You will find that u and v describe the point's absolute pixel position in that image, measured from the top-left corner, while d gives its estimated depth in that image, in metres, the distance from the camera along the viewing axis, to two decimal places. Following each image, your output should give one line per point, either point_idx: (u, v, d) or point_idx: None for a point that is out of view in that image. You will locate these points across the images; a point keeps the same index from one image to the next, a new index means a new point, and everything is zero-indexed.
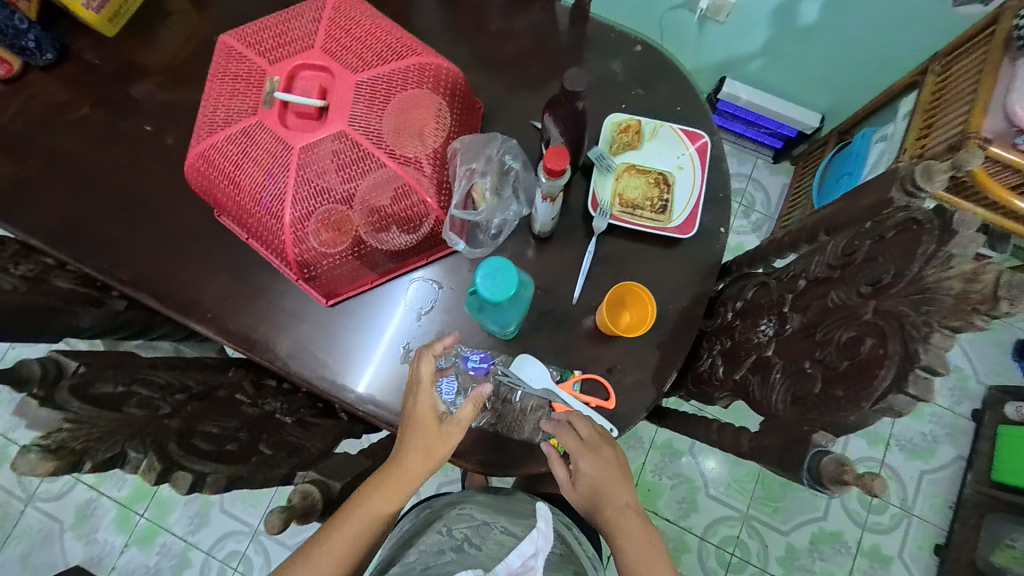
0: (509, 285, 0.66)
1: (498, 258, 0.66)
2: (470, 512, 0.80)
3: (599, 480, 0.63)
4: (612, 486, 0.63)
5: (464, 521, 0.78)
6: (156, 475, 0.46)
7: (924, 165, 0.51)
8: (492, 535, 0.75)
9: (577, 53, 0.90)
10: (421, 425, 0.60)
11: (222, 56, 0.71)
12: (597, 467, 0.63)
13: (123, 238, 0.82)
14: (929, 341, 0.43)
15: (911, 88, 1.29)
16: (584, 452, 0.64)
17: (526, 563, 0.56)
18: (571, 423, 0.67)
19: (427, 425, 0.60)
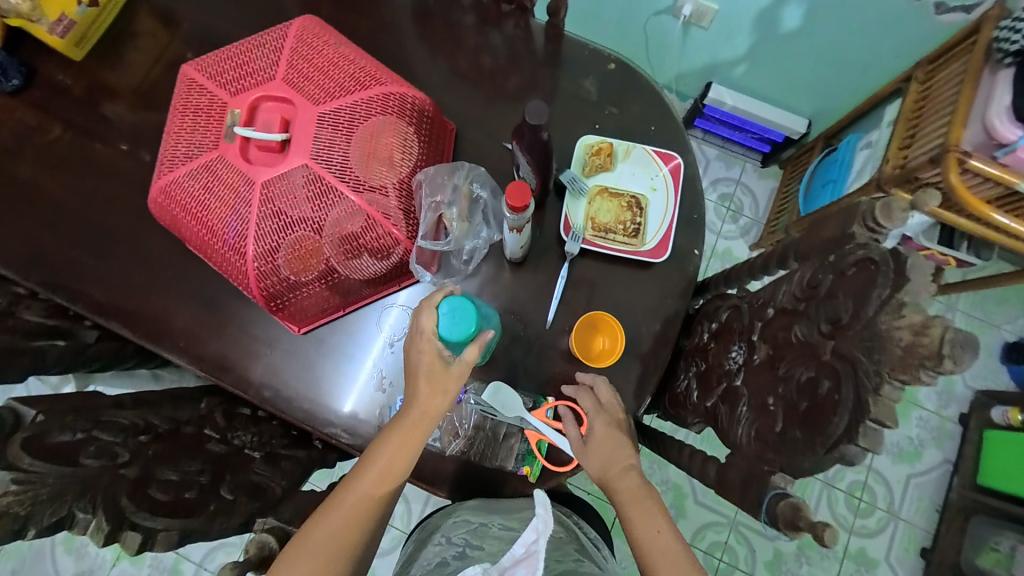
0: (468, 323, 0.62)
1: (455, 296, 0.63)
2: (464, 516, 0.74)
3: (604, 443, 0.68)
4: (615, 447, 0.68)
5: (461, 527, 0.72)
6: (104, 537, 0.45)
7: (883, 202, 0.51)
8: (490, 532, 0.70)
9: (550, 71, 0.89)
10: (428, 372, 0.61)
11: (185, 89, 0.72)
12: (607, 428, 0.69)
13: (93, 267, 0.82)
14: (879, 392, 0.43)
15: (896, 94, 1.28)
16: (595, 414, 0.71)
17: (526, 548, 0.48)
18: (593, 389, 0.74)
19: (428, 380, 0.61)
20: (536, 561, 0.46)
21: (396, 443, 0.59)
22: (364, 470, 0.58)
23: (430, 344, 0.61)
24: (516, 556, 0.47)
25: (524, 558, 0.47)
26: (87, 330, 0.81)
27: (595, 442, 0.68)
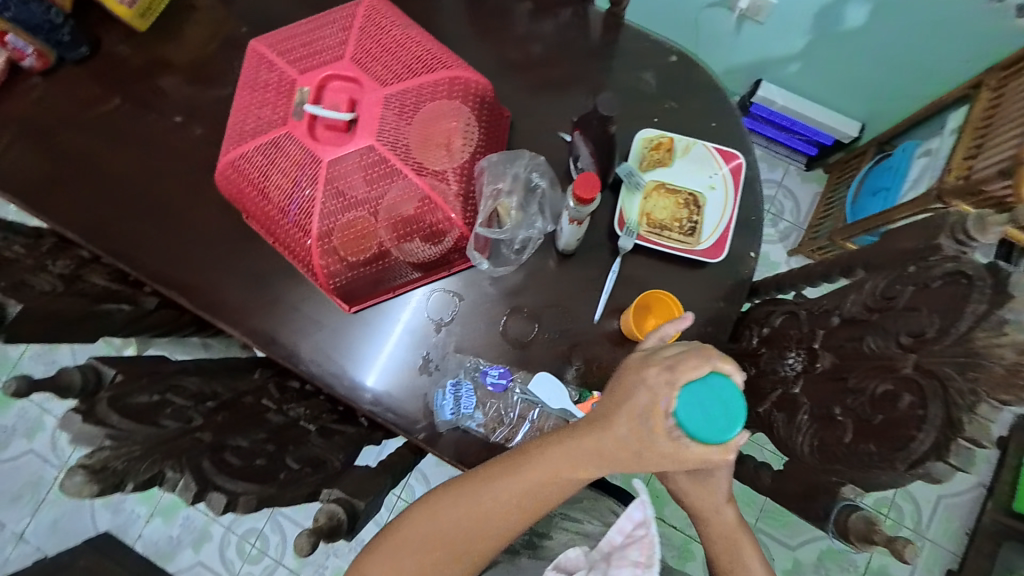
0: (703, 417, 0.46)
1: (719, 380, 0.47)
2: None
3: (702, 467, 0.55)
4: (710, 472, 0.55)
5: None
6: (193, 495, 0.49)
7: (977, 215, 0.49)
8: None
9: (609, 62, 0.87)
10: (628, 416, 0.49)
11: (253, 65, 0.72)
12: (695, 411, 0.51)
13: (151, 236, 0.84)
14: (975, 411, 0.43)
15: (962, 101, 1.23)
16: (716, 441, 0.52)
17: (632, 532, 0.50)
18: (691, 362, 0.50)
19: (620, 431, 0.49)
20: (649, 544, 0.48)
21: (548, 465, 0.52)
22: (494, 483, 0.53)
23: (659, 399, 0.47)
24: (624, 543, 0.50)
25: (633, 542, 0.49)
26: (146, 296, 0.84)
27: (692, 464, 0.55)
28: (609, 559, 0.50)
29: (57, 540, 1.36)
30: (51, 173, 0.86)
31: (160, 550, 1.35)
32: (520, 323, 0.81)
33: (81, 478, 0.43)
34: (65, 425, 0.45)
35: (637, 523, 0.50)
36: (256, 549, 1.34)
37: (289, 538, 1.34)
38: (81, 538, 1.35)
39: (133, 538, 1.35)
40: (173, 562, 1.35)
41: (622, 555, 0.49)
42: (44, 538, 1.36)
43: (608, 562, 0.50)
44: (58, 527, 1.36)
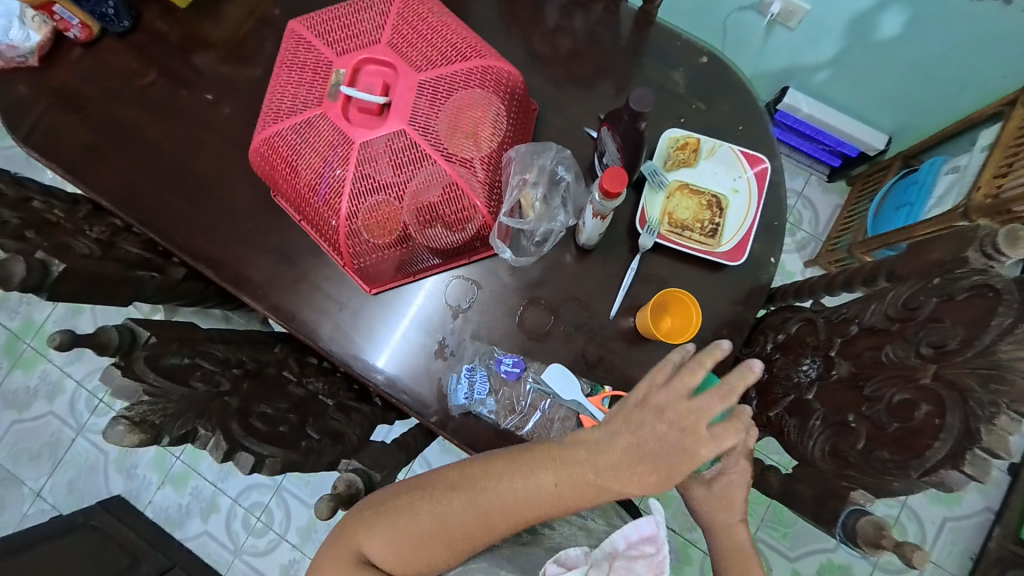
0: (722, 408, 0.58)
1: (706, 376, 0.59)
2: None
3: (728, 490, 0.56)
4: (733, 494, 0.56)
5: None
6: (222, 455, 0.52)
7: (1008, 231, 0.50)
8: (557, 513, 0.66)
9: (639, 59, 0.87)
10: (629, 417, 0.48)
11: (292, 45, 0.74)
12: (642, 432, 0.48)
13: (182, 208, 0.87)
14: (994, 422, 0.44)
15: (995, 118, 1.21)
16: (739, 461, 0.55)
17: (636, 545, 0.48)
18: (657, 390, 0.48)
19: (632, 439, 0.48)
20: (658, 561, 0.46)
21: (559, 477, 0.49)
22: (495, 491, 0.50)
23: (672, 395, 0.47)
24: (630, 554, 0.47)
25: (639, 556, 0.47)
26: (175, 267, 0.86)
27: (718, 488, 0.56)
28: (613, 561, 0.47)
29: (73, 500, 1.41)
30: (90, 142, 0.89)
31: (168, 517, 1.38)
32: (537, 314, 0.82)
33: (123, 428, 0.46)
34: (107, 379, 0.48)
35: (645, 539, 0.47)
36: (261, 523, 1.37)
37: (293, 513, 1.37)
38: (95, 500, 1.39)
39: (144, 503, 1.39)
40: (180, 530, 1.37)
41: (629, 568, 0.46)
42: (60, 497, 1.41)
43: (612, 565, 0.47)
44: (74, 488, 1.41)
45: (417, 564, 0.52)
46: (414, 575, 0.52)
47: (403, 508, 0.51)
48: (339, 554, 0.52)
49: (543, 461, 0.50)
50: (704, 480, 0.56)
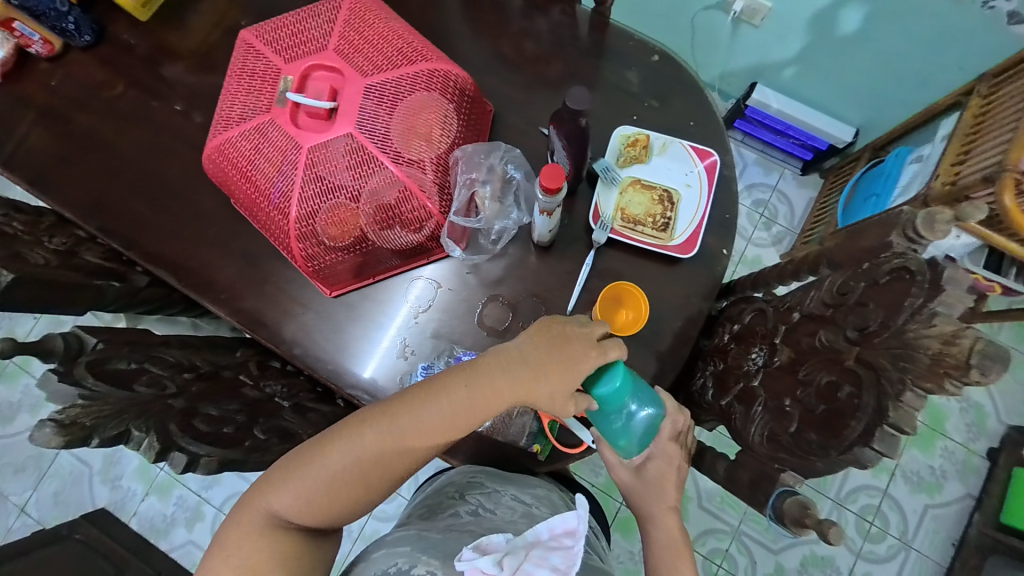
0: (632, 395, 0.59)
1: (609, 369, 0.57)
2: (479, 479, 0.74)
3: (658, 475, 0.60)
4: (663, 479, 0.60)
5: (476, 489, 0.72)
6: (155, 454, 0.52)
7: (927, 214, 0.51)
8: (503, 500, 0.70)
9: (594, 60, 0.89)
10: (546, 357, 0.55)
11: (242, 53, 0.75)
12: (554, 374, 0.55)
13: (146, 217, 0.87)
14: (901, 399, 0.44)
15: (953, 108, 1.22)
16: (667, 446, 0.60)
17: (558, 538, 0.47)
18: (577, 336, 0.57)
19: (545, 370, 0.54)
20: (572, 556, 0.46)
21: (470, 401, 0.54)
22: (408, 422, 0.54)
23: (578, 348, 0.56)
24: (549, 544, 0.47)
25: (557, 548, 0.47)
26: (139, 274, 0.87)
27: (650, 474, 0.60)
28: (530, 550, 0.47)
29: (57, 513, 1.40)
30: (55, 154, 0.90)
31: (153, 527, 1.38)
32: (498, 310, 0.83)
33: (49, 431, 0.46)
34: (43, 385, 0.48)
35: (568, 531, 0.47)
36: None
37: None
38: (79, 512, 1.39)
39: (128, 514, 1.38)
40: (166, 539, 1.37)
41: (542, 558, 0.46)
42: (45, 509, 1.40)
43: (528, 554, 0.47)
44: (59, 499, 1.40)
45: (329, 504, 0.55)
46: (327, 517, 0.55)
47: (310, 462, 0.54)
48: (249, 517, 0.54)
49: (461, 380, 0.55)
50: (636, 466, 0.62)
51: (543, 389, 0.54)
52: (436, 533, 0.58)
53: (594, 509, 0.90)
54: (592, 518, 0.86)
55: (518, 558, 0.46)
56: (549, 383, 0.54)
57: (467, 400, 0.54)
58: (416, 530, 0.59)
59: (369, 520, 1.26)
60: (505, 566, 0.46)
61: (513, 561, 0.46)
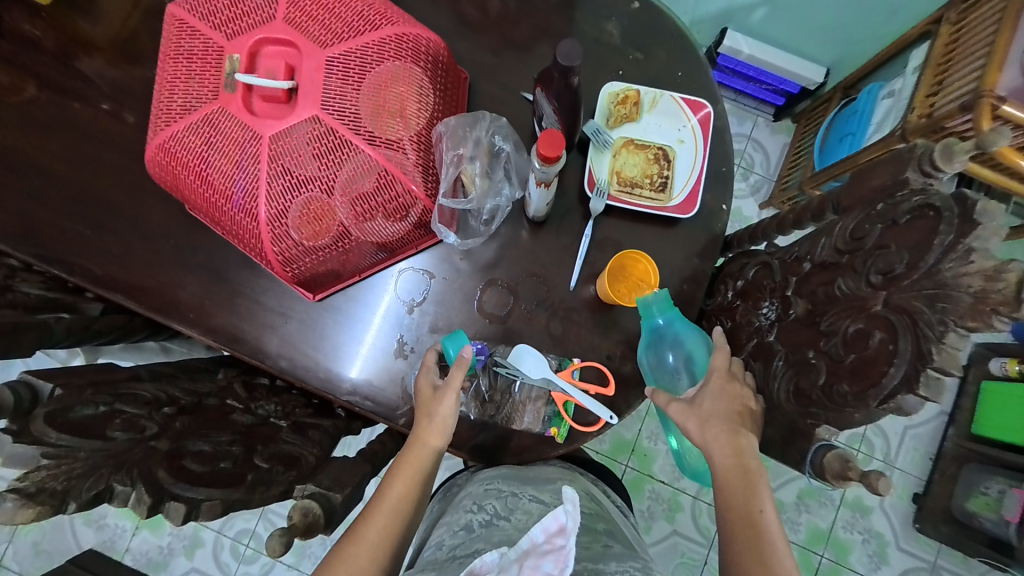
0: (682, 331, 0.70)
1: (654, 297, 0.69)
2: (495, 484, 0.71)
3: (714, 405, 0.59)
4: (719, 409, 0.58)
5: (492, 495, 0.69)
6: (147, 509, 0.43)
7: (943, 145, 0.48)
8: (519, 504, 0.67)
9: (569, 12, 0.82)
10: (420, 402, 0.65)
11: (173, 33, 0.64)
12: (426, 409, 0.64)
13: (89, 237, 0.77)
14: (943, 341, 0.43)
15: (923, 38, 1.19)
16: (716, 371, 0.61)
17: (551, 540, 0.46)
18: (426, 369, 0.68)
19: (426, 411, 0.64)
20: (564, 556, 0.44)
21: (403, 478, 0.61)
22: (372, 519, 0.58)
23: (428, 374, 0.67)
24: (543, 548, 0.45)
25: (550, 551, 0.45)
26: (89, 302, 0.77)
27: (706, 404, 0.59)
28: (524, 560, 0.45)
29: (41, 563, 1.31)
30: None
31: (150, 561, 1.32)
32: (497, 296, 0.79)
33: (12, 505, 0.39)
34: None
35: (557, 532, 0.46)
36: (251, 549, 1.33)
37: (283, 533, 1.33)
38: (65, 559, 1.30)
39: (120, 553, 1.31)
40: (167, 571, 1.32)
41: (535, 564, 0.44)
42: (27, 561, 1.31)
43: (521, 565, 0.45)
44: (40, 549, 1.31)
45: None
46: None
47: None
48: None
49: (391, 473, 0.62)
50: (689, 400, 0.60)
51: (429, 421, 0.63)
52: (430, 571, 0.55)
53: (612, 482, 0.90)
54: (613, 493, 0.87)
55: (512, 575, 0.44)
56: (429, 414, 0.64)
57: (400, 480, 0.61)
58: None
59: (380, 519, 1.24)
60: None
61: None
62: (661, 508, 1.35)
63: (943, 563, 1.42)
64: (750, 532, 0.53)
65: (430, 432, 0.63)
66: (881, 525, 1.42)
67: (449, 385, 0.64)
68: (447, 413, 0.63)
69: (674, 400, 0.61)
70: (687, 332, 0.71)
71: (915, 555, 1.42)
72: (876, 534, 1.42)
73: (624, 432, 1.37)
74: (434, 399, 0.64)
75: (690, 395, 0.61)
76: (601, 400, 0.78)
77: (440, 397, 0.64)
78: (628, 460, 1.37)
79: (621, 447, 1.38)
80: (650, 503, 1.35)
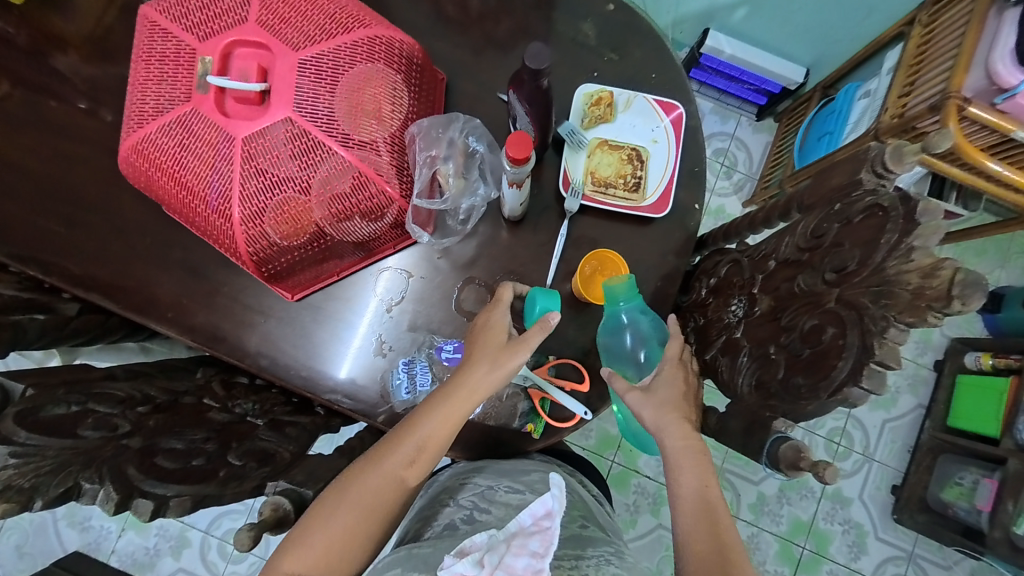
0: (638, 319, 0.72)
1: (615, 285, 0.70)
2: (473, 480, 0.72)
3: (668, 392, 0.61)
4: (672, 395, 0.61)
5: (469, 491, 0.70)
6: (114, 505, 0.44)
7: (895, 147, 0.50)
8: (498, 496, 0.68)
9: (546, 13, 0.83)
10: (486, 342, 0.62)
11: (145, 34, 0.64)
12: (491, 352, 0.60)
13: (64, 235, 0.77)
14: (885, 335, 0.45)
15: (898, 39, 1.22)
16: (670, 359, 0.64)
17: (537, 522, 0.43)
18: (498, 307, 0.65)
19: (488, 357, 0.60)
20: (551, 536, 0.42)
21: (442, 416, 0.57)
22: (394, 457, 0.56)
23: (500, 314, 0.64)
24: (529, 529, 0.43)
25: (536, 532, 0.43)
26: (65, 302, 0.77)
27: (660, 392, 0.61)
28: (510, 540, 0.43)
29: (23, 567, 1.30)
30: None
31: (136, 562, 1.31)
32: (475, 294, 0.80)
33: None
34: None
35: (545, 514, 0.43)
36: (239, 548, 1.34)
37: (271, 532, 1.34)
38: (49, 561, 1.29)
39: (106, 554, 1.31)
40: (153, 572, 1.31)
41: (522, 543, 0.42)
42: (9, 564, 1.30)
43: (508, 546, 0.42)
44: (22, 552, 1.30)
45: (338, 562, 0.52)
46: None
47: (322, 523, 0.52)
48: None
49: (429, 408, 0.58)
50: (646, 389, 0.62)
51: (490, 368, 0.59)
52: (428, 547, 0.57)
53: (591, 474, 0.92)
54: (591, 484, 0.89)
55: (499, 553, 0.42)
56: (492, 361, 0.59)
57: (438, 422, 0.57)
58: (407, 551, 0.57)
59: None
60: (485, 564, 0.42)
61: (494, 557, 0.42)
62: (646, 502, 1.38)
63: (919, 552, 1.46)
64: (706, 515, 0.54)
65: (485, 380, 0.58)
66: (860, 516, 1.46)
67: (524, 340, 0.60)
68: (511, 366, 0.60)
69: (632, 389, 0.61)
70: (643, 319, 0.73)
71: (893, 544, 1.46)
72: (855, 524, 1.46)
73: (609, 428, 1.40)
74: (503, 347, 0.61)
75: (645, 384, 0.63)
76: (577, 396, 0.79)
77: (511, 348, 0.60)
78: (614, 455, 1.39)
79: (606, 442, 1.40)
80: (635, 497, 1.38)
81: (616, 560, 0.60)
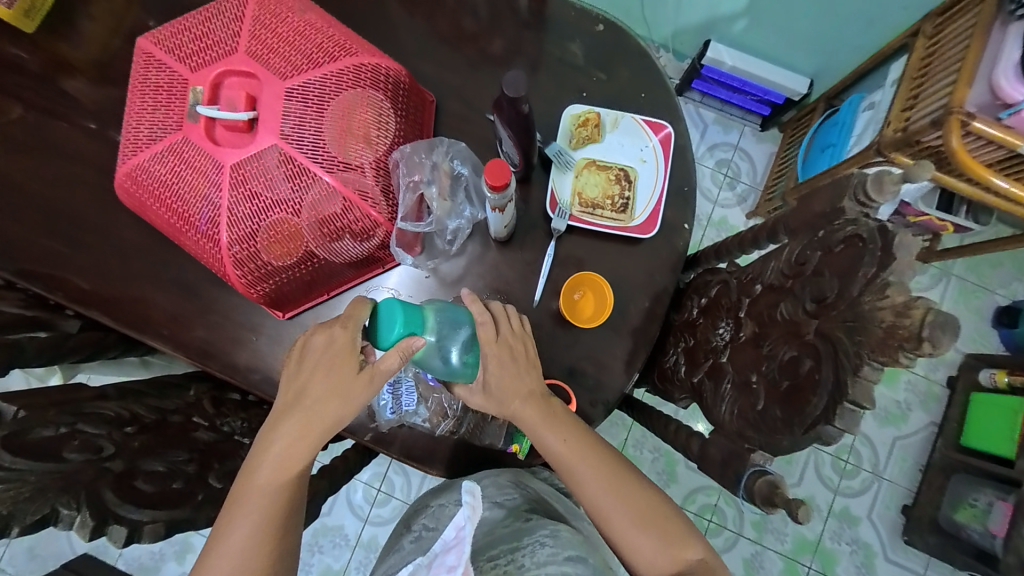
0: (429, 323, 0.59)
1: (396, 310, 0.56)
2: (425, 502, 0.74)
3: (504, 383, 0.62)
4: (515, 384, 0.62)
5: (423, 514, 0.72)
6: (90, 531, 0.46)
7: (875, 176, 0.48)
8: (443, 510, 0.68)
9: (536, 34, 0.83)
10: (329, 372, 0.56)
11: (142, 64, 0.67)
12: (328, 385, 0.55)
13: (66, 255, 0.80)
14: (858, 373, 0.44)
15: (902, 51, 1.19)
16: (491, 345, 0.62)
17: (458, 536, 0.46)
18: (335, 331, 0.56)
19: (333, 391, 0.55)
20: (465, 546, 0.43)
21: (288, 447, 0.55)
22: (247, 504, 0.53)
23: (346, 340, 0.56)
24: (450, 543, 0.45)
25: (454, 545, 0.45)
26: (68, 319, 0.80)
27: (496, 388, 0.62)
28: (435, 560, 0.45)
29: (35, 567, 1.34)
30: None
31: (142, 565, 1.34)
32: None
33: None
34: None
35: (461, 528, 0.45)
36: None
37: None
38: (60, 563, 1.33)
39: (113, 557, 1.34)
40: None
41: (442, 561, 0.44)
42: (21, 565, 1.34)
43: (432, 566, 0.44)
44: (34, 553, 1.34)
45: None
46: None
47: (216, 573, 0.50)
48: None
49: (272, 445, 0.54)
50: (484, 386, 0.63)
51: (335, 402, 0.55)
52: None
53: None
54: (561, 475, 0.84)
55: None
56: (339, 395, 0.55)
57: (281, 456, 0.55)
58: None
59: (366, 525, 1.30)
60: None
61: None
62: None
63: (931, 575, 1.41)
64: (615, 492, 0.58)
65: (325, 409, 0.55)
66: (869, 536, 1.42)
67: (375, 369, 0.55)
68: (355, 398, 0.56)
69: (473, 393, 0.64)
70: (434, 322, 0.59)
71: (903, 566, 1.41)
72: (863, 544, 1.41)
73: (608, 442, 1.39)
74: (353, 379, 0.56)
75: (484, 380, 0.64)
76: None
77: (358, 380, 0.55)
78: None
79: None
80: None
81: (551, 539, 0.59)
